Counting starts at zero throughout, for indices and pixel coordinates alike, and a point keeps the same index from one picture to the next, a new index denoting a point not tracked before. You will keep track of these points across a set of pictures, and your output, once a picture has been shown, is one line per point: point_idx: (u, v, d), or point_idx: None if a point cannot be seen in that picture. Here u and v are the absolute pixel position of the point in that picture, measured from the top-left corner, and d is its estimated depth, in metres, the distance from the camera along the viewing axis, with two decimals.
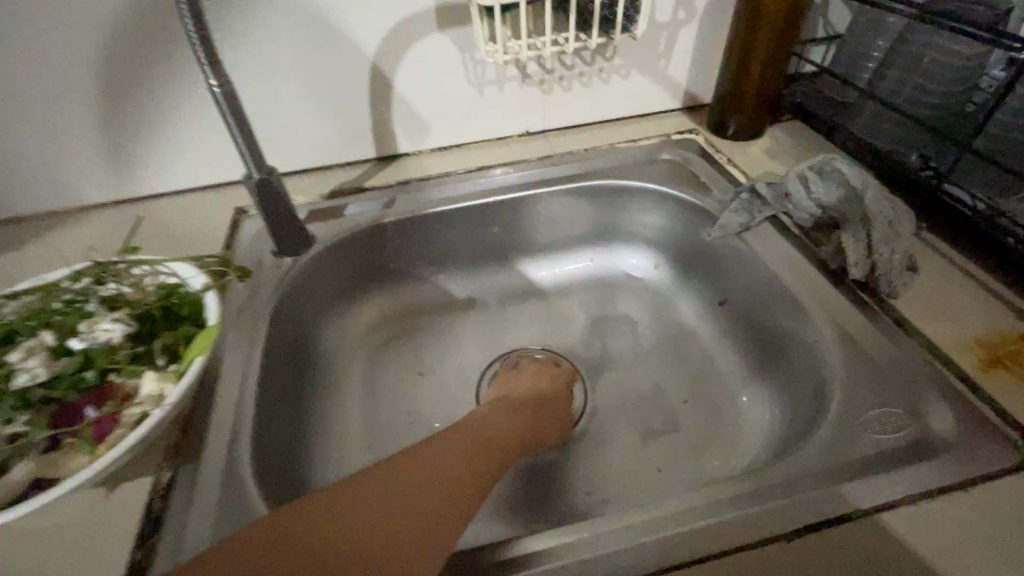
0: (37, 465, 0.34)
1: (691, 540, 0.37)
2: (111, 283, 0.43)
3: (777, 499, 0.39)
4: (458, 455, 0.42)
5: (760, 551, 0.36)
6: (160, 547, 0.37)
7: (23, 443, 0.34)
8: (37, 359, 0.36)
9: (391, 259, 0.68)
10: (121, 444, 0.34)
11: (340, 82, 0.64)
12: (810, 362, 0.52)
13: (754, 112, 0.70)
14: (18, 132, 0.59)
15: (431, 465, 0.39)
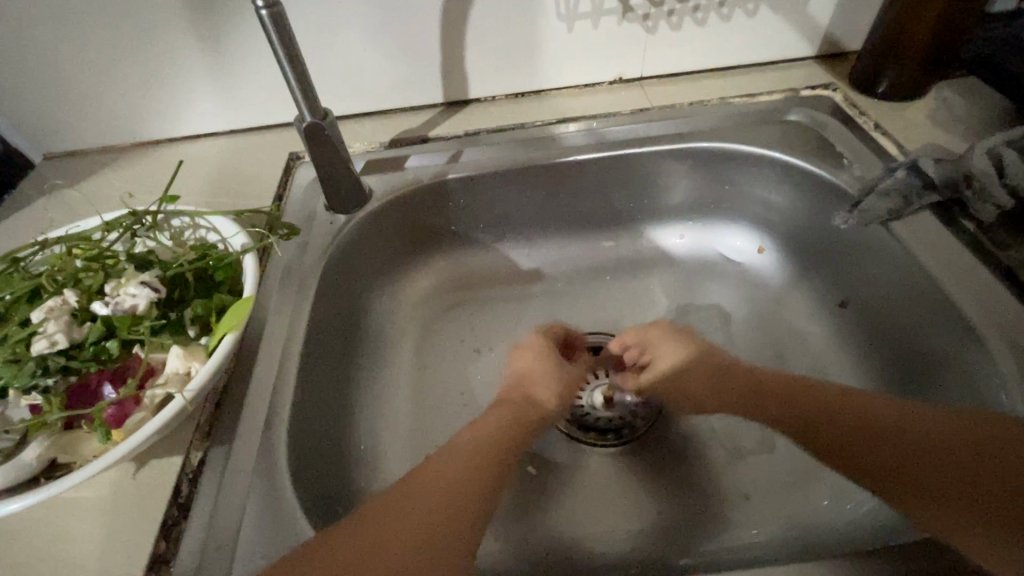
0: (53, 444, 0.30)
1: None
2: (145, 237, 0.38)
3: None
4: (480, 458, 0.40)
5: None
6: (187, 537, 0.34)
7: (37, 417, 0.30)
8: (57, 322, 0.32)
9: (452, 221, 0.60)
10: (137, 431, 0.30)
11: (408, 11, 0.55)
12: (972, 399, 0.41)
13: (919, 66, 0.55)
14: (74, 63, 0.57)
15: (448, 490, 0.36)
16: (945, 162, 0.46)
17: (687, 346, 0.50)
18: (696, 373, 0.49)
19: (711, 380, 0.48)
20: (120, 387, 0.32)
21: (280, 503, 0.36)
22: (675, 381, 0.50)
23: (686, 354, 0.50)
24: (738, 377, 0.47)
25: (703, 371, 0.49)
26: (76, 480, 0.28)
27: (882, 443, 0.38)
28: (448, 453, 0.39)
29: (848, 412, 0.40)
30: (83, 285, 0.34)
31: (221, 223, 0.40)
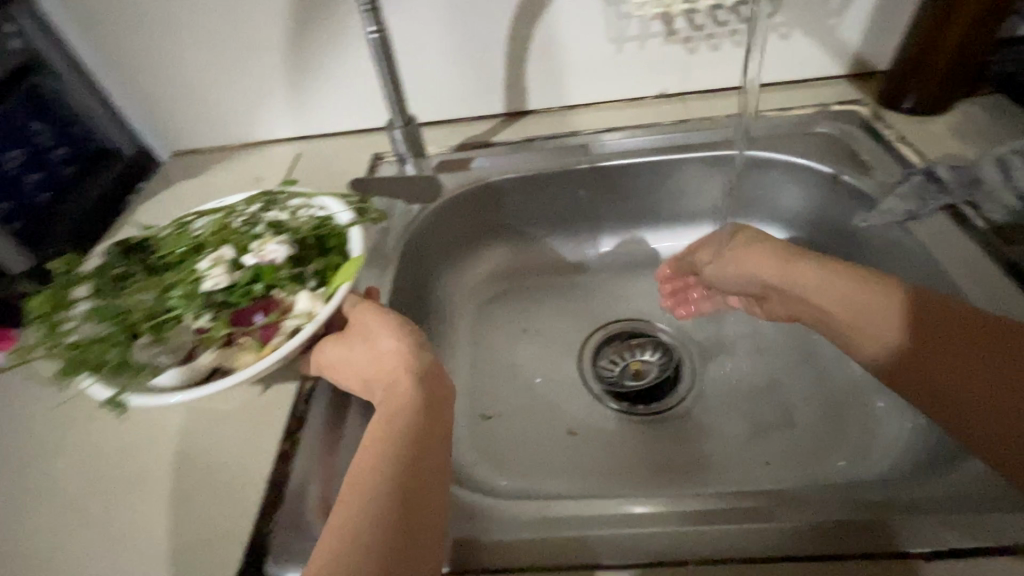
0: (218, 356, 0.41)
1: (787, 540, 0.37)
2: (275, 211, 0.49)
3: (892, 516, 0.37)
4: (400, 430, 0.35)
5: (862, 563, 0.35)
6: (301, 442, 0.43)
7: (208, 336, 0.40)
8: (221, 268, 0.42)
9: (509, 216, 0.69)
10: (280, 348, 0.40)
11: (482, 36, 0.65)
12: None
13: (940, 85, 0.60)
14: (206, 77, 0.69)
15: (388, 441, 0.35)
16: (959, 167, 0.51)
17: (778, 262, 0.51)
18: (789, 285, 0.50)
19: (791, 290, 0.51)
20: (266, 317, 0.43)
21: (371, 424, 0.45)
22: (733, 274, 0.56)
23: (787, 268, 0.50)
24: (847, 300, 0.46)
25: (818, 284, 0.48)
26: (239, 379, 0.38)
27: (952, 343, 0.40)
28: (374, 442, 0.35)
29: (922, 321, 0.42)
30: (234, 243, 0.45)
31: (330, 202, 0.50)
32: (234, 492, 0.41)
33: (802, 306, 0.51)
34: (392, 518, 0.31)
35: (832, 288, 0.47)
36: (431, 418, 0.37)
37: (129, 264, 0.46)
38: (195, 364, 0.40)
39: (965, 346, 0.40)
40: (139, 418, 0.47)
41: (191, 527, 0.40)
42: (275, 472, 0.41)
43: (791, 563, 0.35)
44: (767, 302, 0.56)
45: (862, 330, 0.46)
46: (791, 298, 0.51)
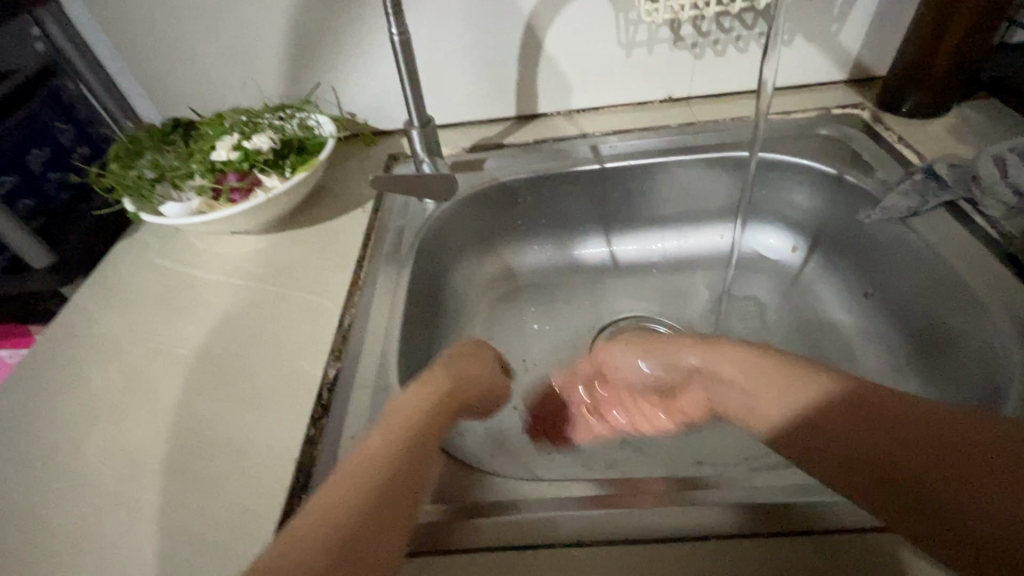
0: (206, 203, 0.58)
1: (818, 513, 0.37)
2: (285, 119, 0.65)
3: None
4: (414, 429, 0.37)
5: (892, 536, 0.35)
6: (327, 427, 0.45)
7: (204, 186, 0.57)
8: (226, 147, 0.59)
9: (520, 215, 0.70)
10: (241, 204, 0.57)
11: (495, 42, 0.67)
12: (981, 357, 0.46)
13: (938, 89, 0.63)
14: (224, 82, 0.71)
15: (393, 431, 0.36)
16: (959, 166, 0.53)
17: (717, 350, 0.43)
18: (708, 369, 0.44)
19: (714, 374, 0.43)
20: (236, 183, 0.58)
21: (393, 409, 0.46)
22: (654, 361, 0.50)
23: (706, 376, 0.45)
24: (766, 377, 0.39)
25: (736, 365, 0.41)
26: (207, 216, 0.56)
27: (873, 427, 0.33)
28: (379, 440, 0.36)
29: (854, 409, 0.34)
30: (240, 133, 0.61)
31: (325, 121, 0.65)
32: (260, 475, 0.42)
33: (723, 389, 0.43)
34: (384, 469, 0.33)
35: (753, 374, 0.40)
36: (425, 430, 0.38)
37: (172, 139, 0.65)
38: (189, 203, 0.57)
39: (889, 437, 0.32)
40: (169, 407, 0.49)
41: (222, 508, 0.41)
42: (301, 455, 0.43)
43: (826, 537, 0.36)
44: (680, 394, 0.51)
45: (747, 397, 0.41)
46: (703, 380, 0.46)
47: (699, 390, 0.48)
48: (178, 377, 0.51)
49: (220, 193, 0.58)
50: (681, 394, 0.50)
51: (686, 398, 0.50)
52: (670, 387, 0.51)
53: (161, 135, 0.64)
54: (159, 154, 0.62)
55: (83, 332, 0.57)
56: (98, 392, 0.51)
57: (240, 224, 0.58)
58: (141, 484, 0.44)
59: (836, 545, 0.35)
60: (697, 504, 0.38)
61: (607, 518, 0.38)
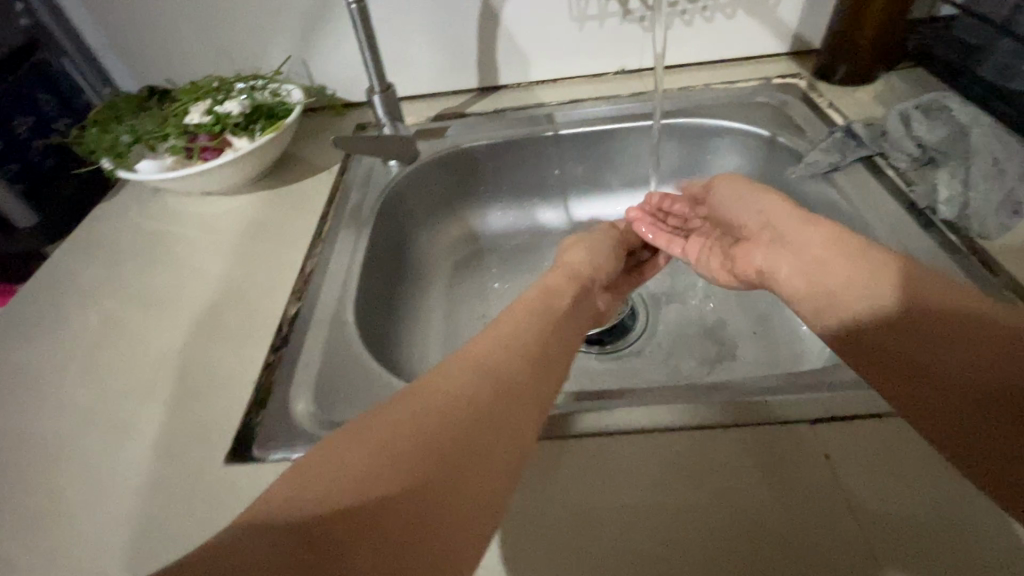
0: (179, 162, 0.62)
1: (714, 411, 0.39)
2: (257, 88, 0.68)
3: (804, 393, 0.40)
4: (513, 366, 0.37)
5: (770, 430, 0.38)
6: (285, 355, 0.49)
7: (176, 145, 0.61)
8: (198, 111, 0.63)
9: (481, 180, 0.74)
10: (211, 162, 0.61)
11: (453, 15, 0.71)
12: None
13: (865, 58, 0.67)
14: (198, 54, 0.74)
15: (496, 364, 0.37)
16: (873, 125, 0.58)
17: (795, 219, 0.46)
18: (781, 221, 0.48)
19: (786, 239, 0.47)
20: (208, 144, 0.62)
21: (346, 340, 0.50)
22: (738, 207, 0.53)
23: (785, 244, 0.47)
24: (832, 273, 0.41)
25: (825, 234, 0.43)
26: (179, 173, 0.60)
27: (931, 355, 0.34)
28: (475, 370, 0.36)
29: (907, 325, 0.36)
30: (212, 100, 0.65)
31: (294, 91, 0.69)
32: (224, 393, 0.47)
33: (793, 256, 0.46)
34: (480, 402, 0.33)
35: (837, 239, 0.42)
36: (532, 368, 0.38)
37: (151, 106, 0.69)
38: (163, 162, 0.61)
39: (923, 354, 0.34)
40: (142, 344, 0.53)
41: (185, 422, 0.45)
42: (261, 377, 0.47)
43: (715, 431, 0.39)
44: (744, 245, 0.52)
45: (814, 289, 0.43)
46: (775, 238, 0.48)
47: (762, 249, 0.49)
48: (153, 318, 0.55)
49: (193, 154, 0.63)
50: (748, 245, 0.52)
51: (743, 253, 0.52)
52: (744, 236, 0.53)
53: (138, 102, 0.68)
54: (137, 118, 0.66)
55: (65, 281, 0.61)
56: (77, 332, 0.55)
57: (211, 181, 0.62)
58: (114, 406, 0.48)
59: (721, 437, 0.38)
60: (608, 408, 0.41)
61: None
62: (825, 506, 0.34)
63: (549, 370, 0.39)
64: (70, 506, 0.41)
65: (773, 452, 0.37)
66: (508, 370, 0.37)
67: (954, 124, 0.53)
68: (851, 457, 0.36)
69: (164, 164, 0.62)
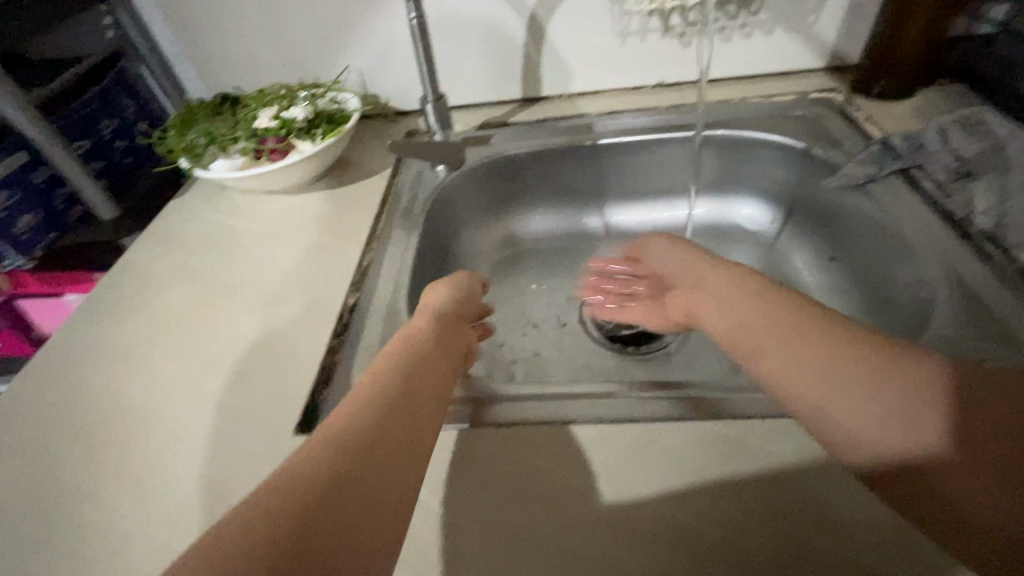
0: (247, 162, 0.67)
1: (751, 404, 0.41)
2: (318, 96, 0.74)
3: None
4: (401, 377, 0.38)
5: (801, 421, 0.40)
6: (344, 341, 0.53)
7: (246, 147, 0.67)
8: (266, 116, 0.69)
9: (523, 187, 0.78)
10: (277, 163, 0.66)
11: (504, 30, 0.75)
12: (915, 294, 0.52)
13: (905, 74, 0.68)
14: (264, 64, 0.80)
15: (387, 376, 0.38)
16: (910, 137, 0.59)
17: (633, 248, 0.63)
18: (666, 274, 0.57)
19: (699, 281, 0.50)
20: (273, 146, 0.67)
21: (400, 329, 0.53)
22: (664, 261, 0.58)
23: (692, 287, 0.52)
24: (827, 360, 0.36)
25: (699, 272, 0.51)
26: (247, 171, 0.65)
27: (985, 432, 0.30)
28: (369, 383, 0.37)
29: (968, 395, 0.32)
30: (278, 105, 0.71)
31: (353, 98, 0.74)
32: (291, 373, 0.51)
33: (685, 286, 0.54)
34: (377, 413, 0.34)
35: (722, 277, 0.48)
36: (421, 374, 0.39)
37: (222, 110, 0.75)
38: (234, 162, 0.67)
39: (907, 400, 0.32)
40: (214, 327, 0.58)
41: (256, 395, 0.49)
42: (324, 359, 0.51)
43: (750, 421, 0.40)
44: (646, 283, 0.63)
45: (806, 382, 0.36)
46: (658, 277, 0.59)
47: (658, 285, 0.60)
48: (222, 304, 0.60)
49: (259, 155, 0.68)
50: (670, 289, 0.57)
51: (669, 300, 0.54)
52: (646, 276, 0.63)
53: (212, 107, 0.74)
54: (211, 122, 0.72)
55: (142, 269, 0.67)
56: (156, 315, 0.61)
57: (277, 180, 0.67)
58: (192, 382, 0.52)
59: (757, 427, 0.40)
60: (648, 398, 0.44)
61: (562, 407, 0.44)
62: (844, 483, 0.36)
63: (440, 380, 0.41)
64: (157, 467, 0.45)
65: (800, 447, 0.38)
66: (398, 378, 0.38)
67: (993, 141, 0.54)
68: None
69: (234, 163, 0.67)
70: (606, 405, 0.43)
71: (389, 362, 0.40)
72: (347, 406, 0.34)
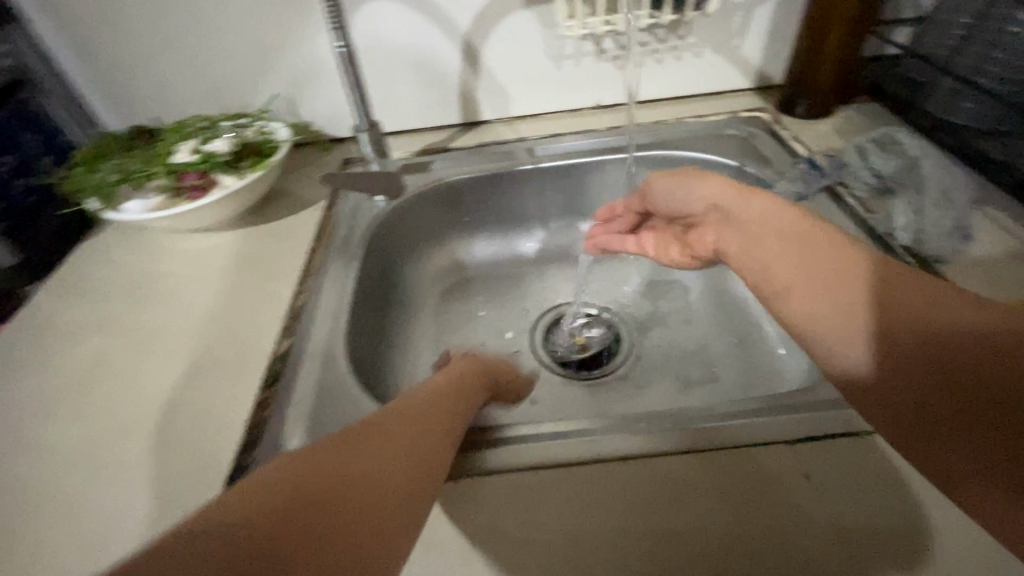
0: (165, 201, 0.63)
1: (698, 437, 0.41)
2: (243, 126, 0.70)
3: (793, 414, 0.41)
4: (420, 421, 0.37)
5: (750, 450, 0.40)
6: (275, 394, 0.49)
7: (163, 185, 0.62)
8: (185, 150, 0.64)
9: (467, 213, 0.76)
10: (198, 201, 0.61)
11: (440, 56, 0.74)
12: None
13: (824, 94, 0.71)
14: (184, 92, 0.76)
15: (405, 416, 0.36)
16: (833, 156, 0.61)
17: (733, 192, 0.50)
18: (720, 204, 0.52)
19: (728, 222, 0.51)
20: (194, 182, 0.63)
21: (337, 374, 0.50)
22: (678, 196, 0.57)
23: (744, 232, 0.49)
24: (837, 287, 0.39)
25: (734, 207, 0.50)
26: (165, 211, 0.60)
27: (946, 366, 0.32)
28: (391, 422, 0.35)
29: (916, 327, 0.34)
30: (199, 137, 0.67)
31: (282, 128, 0.71)
32: (216, 433, 0.46)
33: (733, 232, 0.51)
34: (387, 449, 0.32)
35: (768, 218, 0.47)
36: (438, 421, 0.38)
37: (137, 144, 0.70)
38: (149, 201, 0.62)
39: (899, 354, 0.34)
40: (128, 385, 0.52)
41: (175, 462, 0.45)
42: (252, 415, 0.47)
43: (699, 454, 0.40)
44: (696, 230, 0.57)
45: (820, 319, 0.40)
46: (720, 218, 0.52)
47: (714, 227, 0.53)
48: (139, 358, 0.55)
49: (179, 192, 0.63)
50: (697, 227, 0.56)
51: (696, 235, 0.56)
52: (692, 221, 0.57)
53: (124, 141, 0.69)
54: (123, 157, 0.66)
55: (45, 322, 0.60)
56: (61, 374, 0.54)
57: (199, 218, 0.62)
58: (101, 450, 0.47)
59: (707, 460, 0.40)
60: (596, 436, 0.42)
61: (508, 454, 0.42)
62: (806, 501, 0.37)
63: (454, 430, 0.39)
64: (59, 556, 0.40)
65: (753, 476, 0.38)
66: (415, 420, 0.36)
67: (907, 158, 0.58)
68: (831, 474, 0.38)
69: (150, 202, 0.62)
70: (556, 446, 0.42)
71: (411, 404, 0.38)
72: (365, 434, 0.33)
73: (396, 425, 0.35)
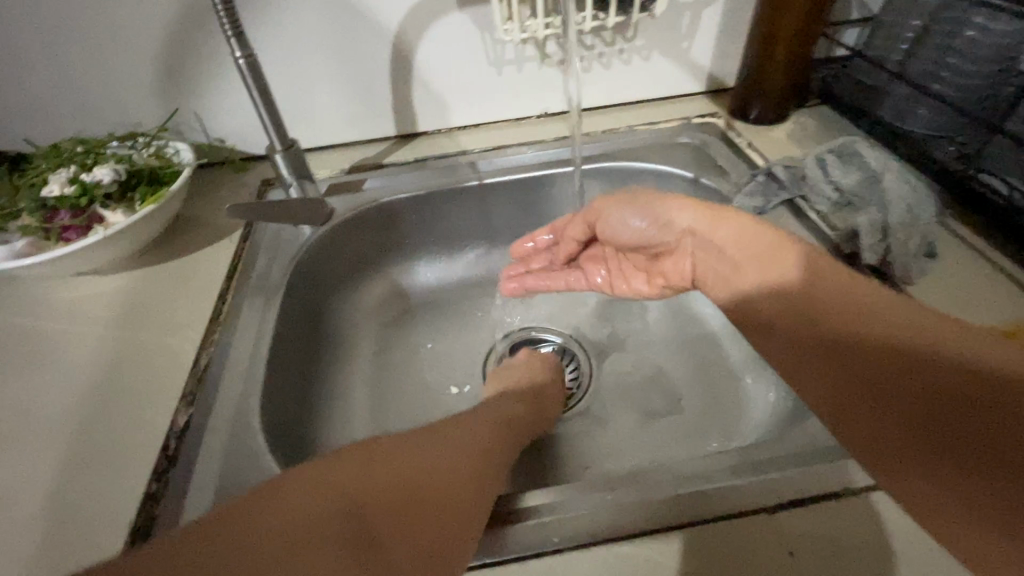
0: (34, 244, 0.52)
1: (668, 508, 0.36)
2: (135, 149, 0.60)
3: (769, 473, 0.37)
4: (461, 459, 0.34)
5: (728, 522, 0.35)
6: (170, 481, 0.41)
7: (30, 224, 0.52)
8: (58, 181, 0.54)
9: (405, 236, 0.69)
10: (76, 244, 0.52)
11: (366, 63, 0.66)
12: None
13: (777, 99, 0.68)
14: (61, 108, 0.64)
15: (447, 450, 0.34)
16: (791, 168, 0.58)
17: (711, 217, 0.46)
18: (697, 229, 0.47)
19: (706, 249, 0.48)
20: (71, 220, 0.53)
21: (247, 450, 0.42)
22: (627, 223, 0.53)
23: (731, 262, 0.45)
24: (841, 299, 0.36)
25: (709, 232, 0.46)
26: (33, 258, 0.50)
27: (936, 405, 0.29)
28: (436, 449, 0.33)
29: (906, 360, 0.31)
30: (78, 164, 0.57)
31: (183, 148, 0.61)
32: (94, 539, 0.38)
33: (712, 262, 0.48)
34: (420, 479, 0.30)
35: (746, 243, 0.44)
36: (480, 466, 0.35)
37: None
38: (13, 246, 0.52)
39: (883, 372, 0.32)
40: None
41: None
42: (139, 514, 0.39)
43: (672, 531, 0.35)
44: (668, 258, 0.53)
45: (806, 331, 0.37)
46: (695, 243, 0.48)
47: (687, 256, 0.51)
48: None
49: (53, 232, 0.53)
50: (669, 255, 0.53)
51: (669, 262, 0.53)
52: (662, 249, 0.53)
53: None
54: None
55: None
56: None
57: (77, 262, 0.52)
58: None
59: (681, 539, 0.35)
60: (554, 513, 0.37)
61: None
62: None
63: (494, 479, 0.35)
64: None
65: (735, 556, 0.34)
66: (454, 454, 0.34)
67: (867, 169, 0.54)
68: (817, 547, 0.34)
69: (14, 246, 0.52)
70: (513, 532, 0.36)
71: (459, 439, 0.36)
72: (406, 451, 0.32)
73: (439, 455, 0.33)
